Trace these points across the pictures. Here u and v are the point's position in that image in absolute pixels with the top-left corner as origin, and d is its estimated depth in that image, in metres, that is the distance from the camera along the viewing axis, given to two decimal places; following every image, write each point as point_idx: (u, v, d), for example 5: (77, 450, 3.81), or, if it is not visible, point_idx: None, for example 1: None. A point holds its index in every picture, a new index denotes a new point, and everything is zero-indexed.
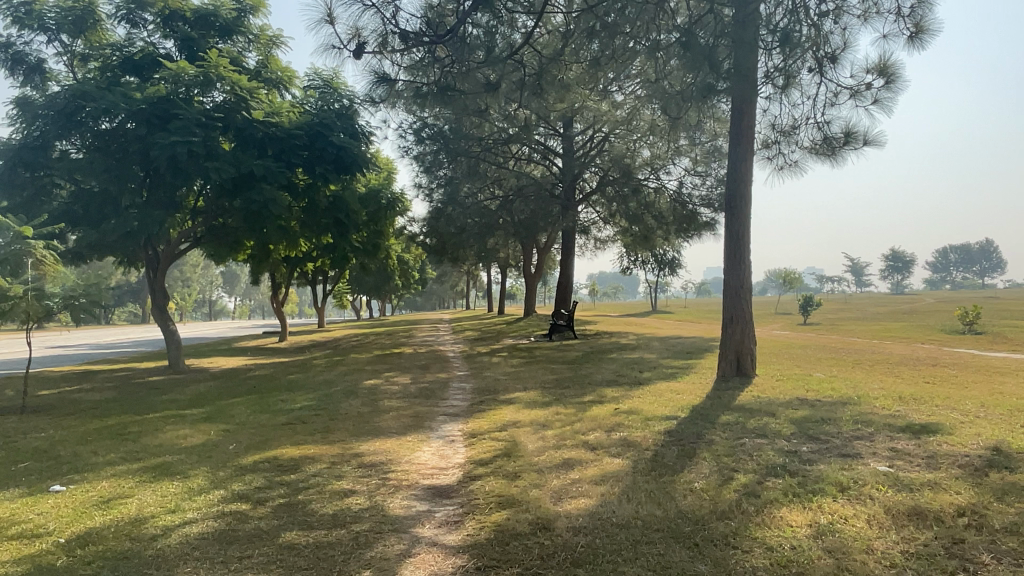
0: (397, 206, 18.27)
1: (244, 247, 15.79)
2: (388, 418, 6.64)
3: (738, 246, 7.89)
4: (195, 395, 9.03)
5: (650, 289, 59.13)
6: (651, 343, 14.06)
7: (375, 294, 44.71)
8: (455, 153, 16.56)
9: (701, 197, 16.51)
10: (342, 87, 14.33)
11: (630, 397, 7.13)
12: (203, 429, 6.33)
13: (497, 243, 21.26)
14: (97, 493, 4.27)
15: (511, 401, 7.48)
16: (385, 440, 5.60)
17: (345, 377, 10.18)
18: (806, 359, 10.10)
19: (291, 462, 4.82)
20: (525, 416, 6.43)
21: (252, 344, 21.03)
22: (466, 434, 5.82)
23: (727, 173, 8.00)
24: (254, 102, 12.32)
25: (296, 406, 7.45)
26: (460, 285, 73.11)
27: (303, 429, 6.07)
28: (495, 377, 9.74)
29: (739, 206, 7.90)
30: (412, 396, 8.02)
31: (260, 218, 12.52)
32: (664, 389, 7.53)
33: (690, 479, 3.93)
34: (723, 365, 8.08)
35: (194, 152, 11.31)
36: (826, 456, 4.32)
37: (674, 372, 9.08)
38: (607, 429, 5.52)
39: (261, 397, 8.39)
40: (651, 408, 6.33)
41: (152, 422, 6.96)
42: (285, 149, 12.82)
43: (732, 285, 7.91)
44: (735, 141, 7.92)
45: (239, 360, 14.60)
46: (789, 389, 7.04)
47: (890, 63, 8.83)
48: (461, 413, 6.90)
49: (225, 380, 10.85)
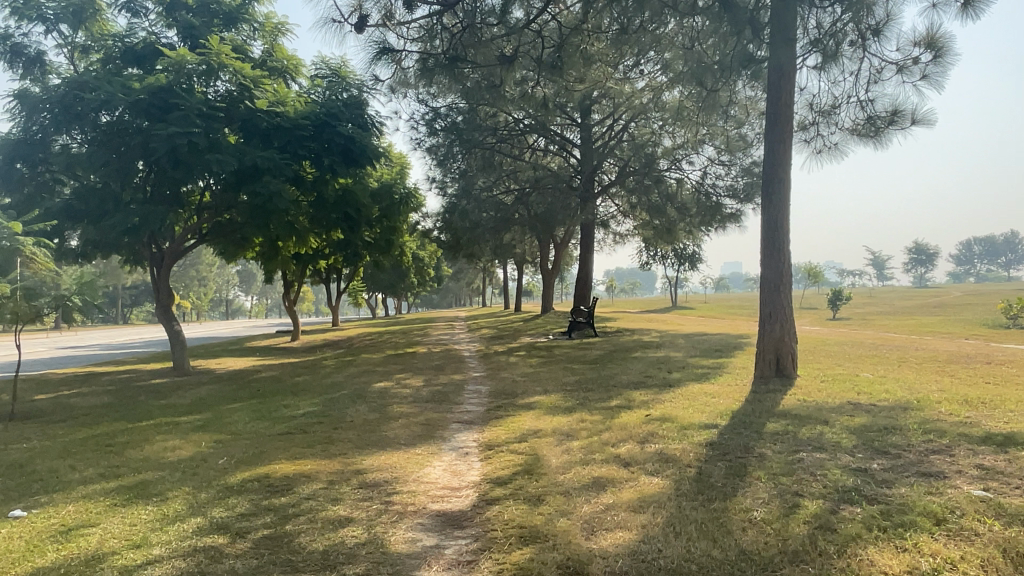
0: (410, 201, 17.72)
1: (252, 244, 15.31)
2: (396, 425, 6.08)
3: (776, 237, 7.25)
4: (195, 400, 8.52)
5: (669, 284, 58.24)
6: (675, 340, 13.40)
7: (390, 292, 44.24)
8: (468, 145, 15.93)
9: (725, 187, 15.87)
10: (351, 76, 13.70)
11: (661, 401, 6.50)
12: (194, 440, 5.78)
13: (514, 238, 20.68)
14: (59, 521, 3.71)
15: (532, 405, 6.89)
16: (391, 454, 5.01)
17: (354, 379, 9.64)
18: (846, 357, 9.42)
19: (283, 482, 4.26)
20: (546, 423, 5.83)
21: (264, 344, 20.61)
22: (482, 445, 5.24)
23: (764, 157, 7.41)
24: (258, 91, 11.89)
25: (299, 413, 6.89)
26: (476, 281, 72.57)
27: (302, 440, 5.51)
28: (513, 378, 9.15)
29: (778, 194, 7.27)
30: (423, 400, 7.45)
31: (266, 212, 12.02)
32: (697, 392, 6.89)
33: (747, 507, 3.29)
34: (761, 366, 7.41)
35: (195, 144, 10.83)
36: (904, 476, 3.68)
37: (705, 372, 8.44)
38: (641, 441, 4.91)
39: (263, 402, 7.85)
40: (686, 415, 5.70)
41: (143, 431, 6.44)
42: (291, 140, 12.26)
43: (770, 279, 7.26)
44: (772, 122, 7.33)
45: (248, 361, 14.13)
46: (838, 392, 6.38)
47: (939, 35, 8.14)
48: (477, 420, 6.32)
49: (230, 382, 10.33)
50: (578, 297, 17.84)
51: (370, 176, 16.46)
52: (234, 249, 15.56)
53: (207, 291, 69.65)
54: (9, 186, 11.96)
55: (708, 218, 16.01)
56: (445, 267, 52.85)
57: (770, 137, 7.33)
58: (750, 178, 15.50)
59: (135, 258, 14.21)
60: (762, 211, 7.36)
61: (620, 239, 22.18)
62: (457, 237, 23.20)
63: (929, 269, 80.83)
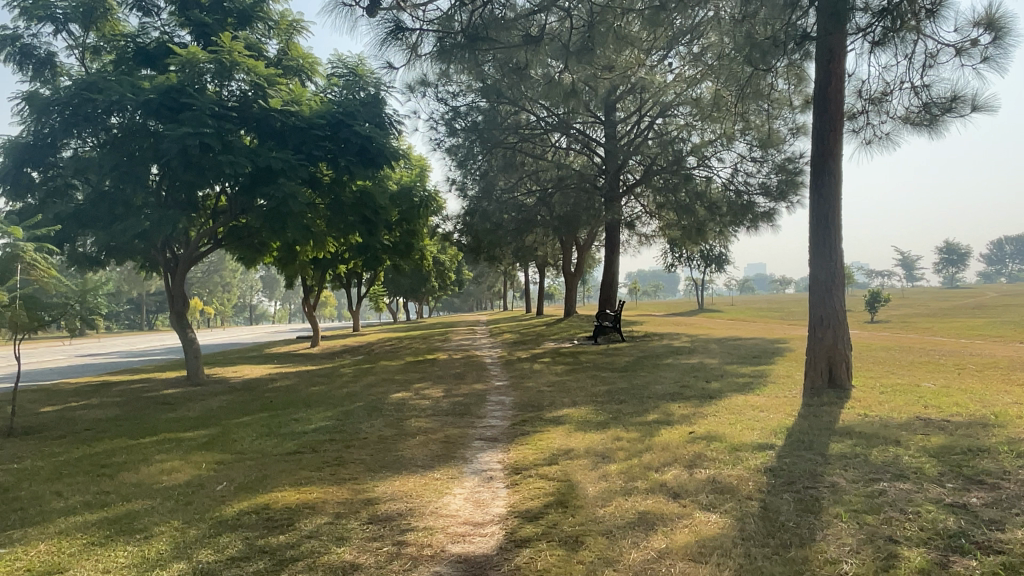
0: (431, 204, 17.25)
1: (269, 249, 14.94)
2: (413, 443, 5.55)
3: (827, 233, 6.72)
4: (204, 412, 8.08)
5: (693, 286, 57.41)
6: (707, 345, 12.80)
7: (412, 297, 43.98)
8: (489, 144, 15.47)
9: (757, 184, 15.22)
10: (368, 74, 13.07)
11: (704, 416, 5.93)
12: (194, 461, 5.29)
13: (536, 240, 20.18)
14: (25, 566, 3.24)
15: (561, 419, 6.33)
16: (407, 479, 4.49)
17: (371, 389, 9.15)
18: (897, 364, 8.75)
19: (285, 516, 3.75)
20: (579, 442, 5.29)
21: (284, 350, 20.28)
22: (508, 468, 4.69)
23: (814, 147, 6.89)
24: (273, 90, 11.44)
25: (309, 428, 6.39)
26: (498, 284, 72.18)
27: (310, 462, 5.01)
28: (539, 388, 8.61)
29: (828, 187, 6.77)
30: (443, 413, 6.93)
31: (281, 216, 11.54)
32: (743, 406, 6.30)
33: (832, 557, 2.72)
34: (813, 375, 6.79)
35: (207, 144, 10.42)
36: (1015, 515, 3.08)
37: (747, 381, 7.82)
38: (687, 465, 4.35)
39: (273, 415, 7.38)
40: (735, 434, 5.13)
41: (142, 450, 5.98)
42: (306, 140, 11.73)
43: (822, 278, 6.72)
44: (820, 110, 6.85)
45: (264, 369, 13.73)
46: (901, 406, 5.77)
47: (1000, 15, 7.47)
48: (502, 436, 5.79)
49: (244, 392, 9.90)
50: (604, 301, 17.25)
51: (389, 179, 16.03)
52: (251, 254, 15.20)
53: (231, 296, 69.94)
54: (19, 192, 11.67)
55: (739, 218, 15.27)
56: (466, 271, 52.39)
57: (819, 127, 6.85)
58: (783, 175, 14.81)
59: (150, 264, 13.89)
60: (811, 207, 6.88)
61: (646, 240, 21.56)
62: (478, 240, 22.76)
63: (961, 269, 79.01)
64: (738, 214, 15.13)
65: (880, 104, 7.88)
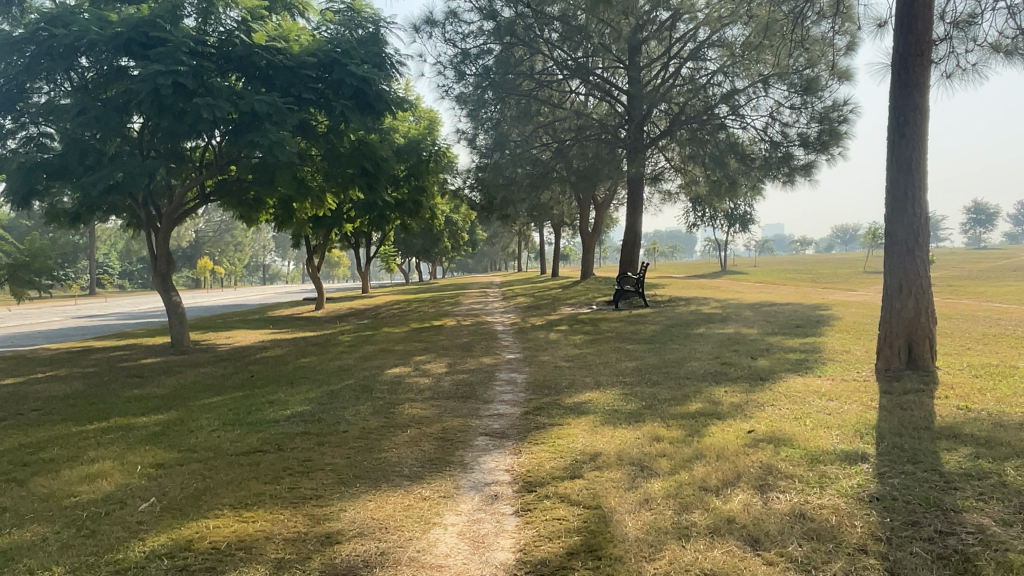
0: (440, 158, 16.03)
1: (265, 205, 13.82)
2: (403, 440, 4.49)
3: (909, 183, 5.54)
4: (173, 389, 7.10)
5: (714, 248, 55.90)
6: (741, 311, 11.66)
7: (424, 257, 42.94)
8: (503, 90, 14.22)
9: (795, 135, 13.76)
10: (367, 9, 11.62)
11: (763, 407, 4.83)
12: (129, 463, 4.26)
13: (552, 197, 18.95)
14: None
15: (584, 407, 5.25)
16: (386, 498, 3.41)
17: (366, 362, 8.12)
18: (972, 337, 7.56)
19: (205, 567, 2.69)
20: (609, 440, 4.22)
21: (288, 313, 19.36)
22: (518, 482, 3.60)
23: (897, 75, 5.64)
24: (256, 24, 10.27)
25: (283, 415, 5.34)
26: (512, 245, 70.85)
27: (271, 468, 3.97)
28: (556, 363, 7.54)
29: (913, 127, 5.54)
30: (444, 396, 5.88)
31: (269, 166, 10.37)
32: (807, 393, 5.19)
33: None
34: (887, 355, 5.61)
35: (182, 85, 9.25)
36: None
37: (801, 358, 6.69)
38: (759, 487, 3.26)
39: (246, 395, 6.35)
40: (808, 436, 4.04)
41: (80, 442, 4.99)
42: (295, 82, 10.44)
43: (901, 238, 5.55)
44: (905, 28, 5.58)
45: (259, 334, 12.77)
46: (1011, 399, 4.62)
47: None
48: (513, 429, 4.73)
49: (227, 363, 8.91)
50: (625, 263, 16.11)
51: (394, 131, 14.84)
52: (246, 211, 14.09)
53: (242, 255, 69.20)
54: None
55: (773, 170, 13.80)
56: (480, 231, 51.16)
57: (901, 52, 5.60)
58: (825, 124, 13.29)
59: (135, 220, 12.87)
60: (890, 150, 5.67)
61: (669, 197, 20.24)
62: (492, 197, 21.54)
63: (989, 229, 76.70)
64: (772, 166, 13.68)
65: (968, 29, 6.57)
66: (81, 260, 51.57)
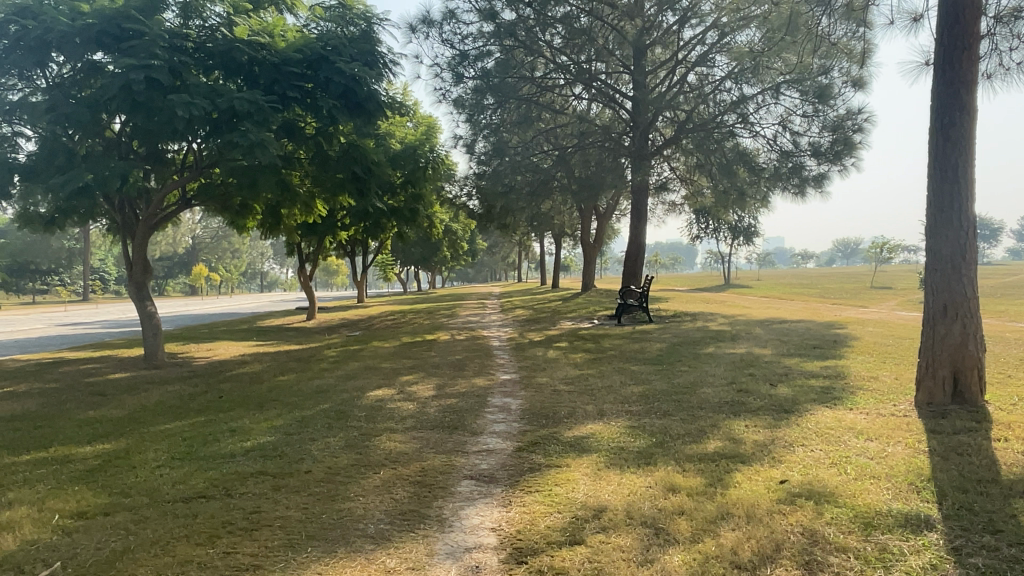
0: (438, 165, 15.39)
1: (252, 211, 13.18)
2: (375, 484, 3.82)
3: (954, 191, 4.90)
4: (131, 412, 6.41)
5: (719, 260, 55.07)
6: (751, 329, 10.98)
7: (424, 266, 42.28)
8: (502, 94, 13.61)
9: (808, 145, 13.04)
10: (359, 5, 11.02)
11: (794, 449, 4.15)
12: (48, 511, 3.61)
13: (552, 206, 18.33)
14: None
15: (586, 443, 4.57)
16: (340, 570, 2.75)
17: (347, 382, 7.45)
18: (1012, 364, 6.88)
19: None
20: (617, 489, 3.56)
21: (279, 323, 18.71)
22: (505, 549, 2.94)
23: (940, 71, 5.01)
24: (240, 19, 9.81)
25: (242, 449, 4.66)
26: (512, 255, 70.16)
27: (210, 522, 3.30)
28: (554, 386, 6.88)
29: (959, 129, 4.90)
30: (428, 427, 5.21)
31: (250, 169, 9.72)
32: (842, 430, 4.52)
33: None
34: (930, 387, 4.98)
35: (156, 80, 8.63)
36: None
37: (826, 386, 6.02)
38: (805, 564, 2.61)
39: (207, 422, 5.68)
40: (854, 491, 3.37)
41: (5, 478, 4.34)
42: (279, 79, 9.82)
43: (946, 253, 4.89)
44: (950, 21, 4.95)
45: (241, 347, 12.09)
46: None
47: None
48: (503, 471, 4.07)
49: (198, 381, 8.24)
50: (628, 276, 15.47)
51: (387, 136, 14.22)
52: (232, 217, 13.45)
53: (240, 261, 68.38)
54: None
55: (784, 181, 13.05)
56: (480, 241, 50.56)
57: (946, 45, 4.96)
58: (840, 134, 12.56)
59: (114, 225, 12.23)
60: (932, 154, 5.03)
61: (673, 208, 19.59)
62: (490, 206, 20.91)
63: (993, 244, 76.05)
64: (782, 176, 12.90)
65: (1013, 23, 5.94)
66: (75, 265, 50.83)
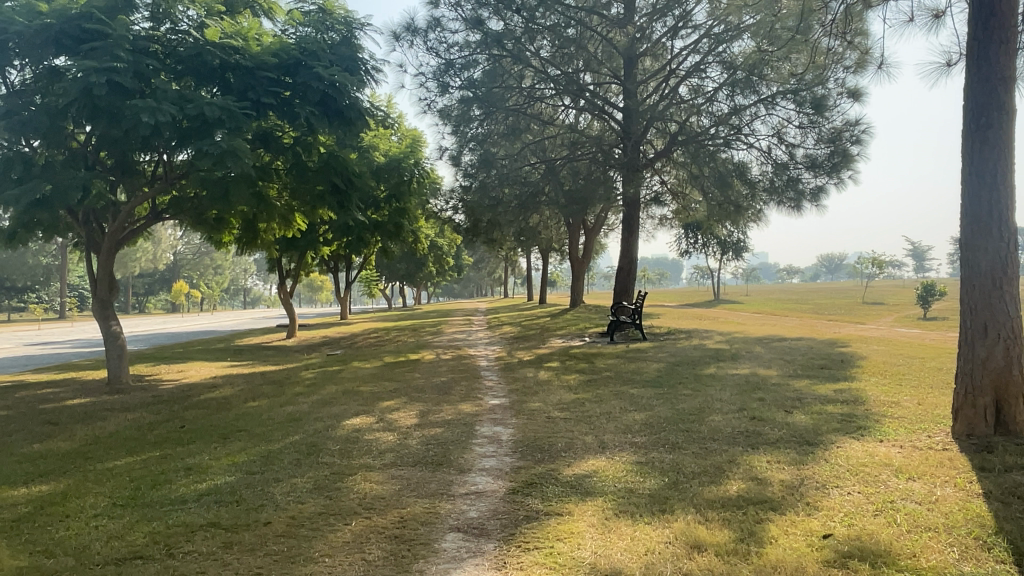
0: (423, 178, 14.86)
1: (227, 226, 12.56)
2: (343, 540, 3.23)
3: (993, 200, 4.42)
4: (81, 445, 5.76)
5: (707, 276, 54.79)
6: (751, 348, 10.47)
7: (410, 282, 41.58)
8: (489, 104, 13.13)
9: (804, 157, 12.61)
10: (340, 10, 10.52)
11: (829, 492, 3.63)
12: None
13: (540, 220, 17.85)
14: None
15: (589, 484, 4.02)
16: None
17: (322, 408, 6.84)
18: None
19: None
20: (633, 547, 3.00)
21: (257, 341, 18.03)
22: None
23: (974, 68, 4.55)
24: (212, 22, 9.28)
25: (196, 493, 4.06)
26: (498, 271, 69.56)
27: None
28: (547, 412, 6.30)
29: (997, 131, 4.44)
30: (410, 463, 4.64)
31: (222, 179, 9.14)
32: (879, 467, 3.98)
33: None
34: (969, 416, 4.49)
35: (119, 84, 8.06)
36: None
37: (847, 413, 5.50)
38: None
39: (163, 458, 5.06)
40: (913, 549, 2.84)
41: None
42: (254, 85, 9.29)
43: (985, 267, 4.41)
44: (985, 14, 4.49)
45: (214, 367, 11.43)
46: None
47: None
48: (495, 520, 3.50)
49: (162, 407, 7.60)
50: (619, 291, 14.98)
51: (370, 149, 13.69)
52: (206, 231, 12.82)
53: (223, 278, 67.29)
54: None
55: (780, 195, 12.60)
56: (467, 257, 49.93)
57: (980, 39, 4.51)
58: (837, 145, 12.14)
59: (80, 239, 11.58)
60: (966, 158, 4.56)
61: (664, 222, 19.17)
62: (477, 220, 20.37)
63: None
64: (778, 189, 12.45)
65: None
66: (53, 283, 49.64)
